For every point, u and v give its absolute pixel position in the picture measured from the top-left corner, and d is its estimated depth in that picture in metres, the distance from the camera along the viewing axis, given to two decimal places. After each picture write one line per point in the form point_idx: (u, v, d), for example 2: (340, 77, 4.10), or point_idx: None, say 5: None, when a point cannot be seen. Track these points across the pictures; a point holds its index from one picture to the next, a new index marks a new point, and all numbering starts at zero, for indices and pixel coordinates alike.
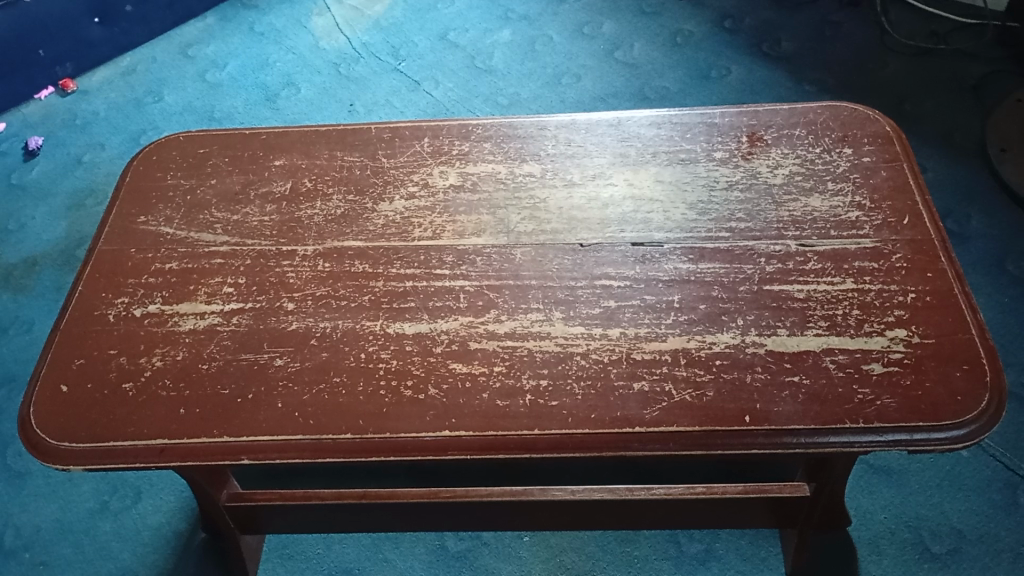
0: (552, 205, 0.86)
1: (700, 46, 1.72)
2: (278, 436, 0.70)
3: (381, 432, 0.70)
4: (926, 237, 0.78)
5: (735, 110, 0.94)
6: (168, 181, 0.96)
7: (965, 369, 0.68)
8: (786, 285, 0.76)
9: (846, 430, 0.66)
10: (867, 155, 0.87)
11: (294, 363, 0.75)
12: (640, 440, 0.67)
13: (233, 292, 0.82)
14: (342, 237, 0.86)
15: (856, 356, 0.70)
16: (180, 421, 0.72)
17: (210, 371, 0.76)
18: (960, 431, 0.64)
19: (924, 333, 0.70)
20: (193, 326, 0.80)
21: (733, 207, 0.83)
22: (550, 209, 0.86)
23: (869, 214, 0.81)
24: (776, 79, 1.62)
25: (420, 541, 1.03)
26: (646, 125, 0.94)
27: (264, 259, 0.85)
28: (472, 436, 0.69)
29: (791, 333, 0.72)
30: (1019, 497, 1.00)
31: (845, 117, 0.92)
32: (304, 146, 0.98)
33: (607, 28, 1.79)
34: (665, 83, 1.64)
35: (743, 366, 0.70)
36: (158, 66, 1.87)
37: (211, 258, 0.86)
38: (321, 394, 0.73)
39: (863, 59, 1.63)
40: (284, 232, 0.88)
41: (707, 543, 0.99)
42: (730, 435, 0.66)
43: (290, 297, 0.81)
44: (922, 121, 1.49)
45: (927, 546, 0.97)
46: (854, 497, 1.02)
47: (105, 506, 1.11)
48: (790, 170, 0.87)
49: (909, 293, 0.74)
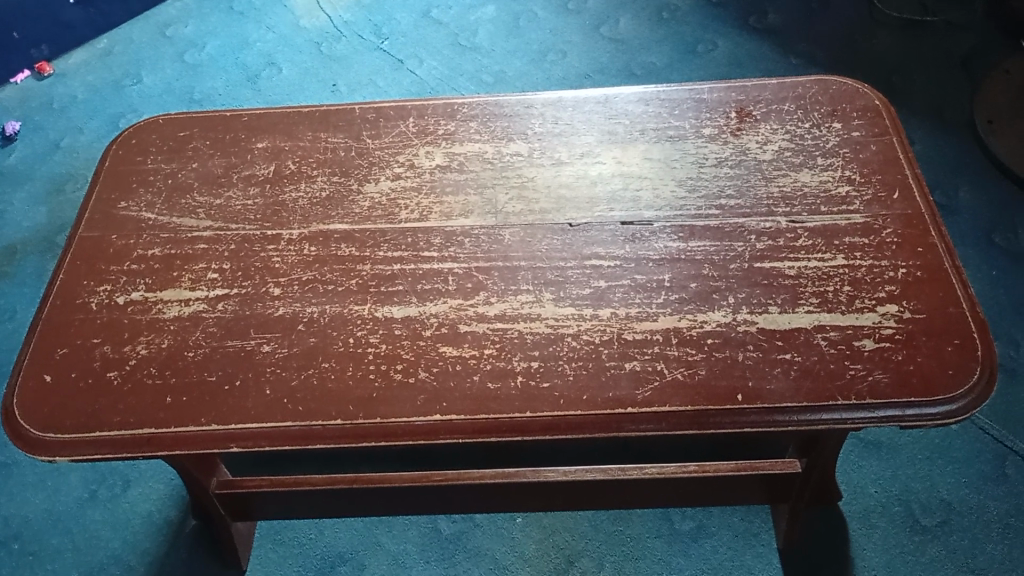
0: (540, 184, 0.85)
1: (686, 20, 1.70)
2: (267, 423, 0.70)
3: (372, 417, 0.69)
4: (917, 211, 0.78)
5: (723, 85, 0.93)
6: (149, 165, 0.94)
7: (956, 344, 0.68)
8: (777, 262, 0.75)
9: (838, 406, 0.66)
10: (857, 129, 0.87)
11: (281, 349, 0.74)
12: (633, 420, 0.67)
13: (217, 278, 0.81)
14: (327, 220, 0.85)
15: (847, 332, 0.69)
16: (167, 410, 0.71)
17: (197, 358, 0.75)
18: (951, 406, 0.65)
19: (916, 308, 0.70)
20: (178, 313, 0.78)
21: (723, 184, 0.83)
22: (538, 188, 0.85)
23: (859, 188, 0.81)
24: (763, 53, 1.60)
25: (413, 525, 1.03)
26: (634, 102, 0.93)
27: (249, 244, 0.84)
28: (464, 420, 0.68)
29: (782, 310, 0.71)
30: (1007, 468, 1.01)
31: (834, 91, 0.91)
32: (287, 127, 0.96)
33: (592, 3, 1.77)
34: (651, 59, 1.63)
35: (735, 344, 0.70)
36: (137, 47, 1.83)
37: (194, 243, 0.84)
38: (310, 380, 0.72)
39: (851, 32, 1.62)
40: (269, 216, 0.86)
41: (699, 519, 1.00)
42: (722, 414, 0.66)
43: (276, 282, 0.80)
44: (910, 94, 1.48)
45: (918, 519, 0.98)
46: (845, 471, 1.02)
47: (93, 496, 1.10)
48: (780, 145, 0.86)
49: (900, 268, 0.73)
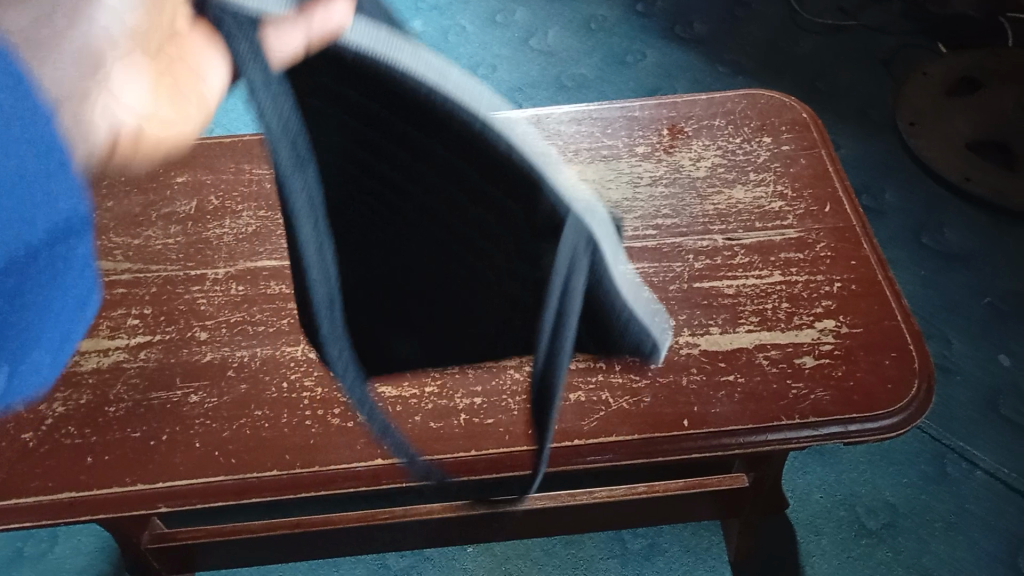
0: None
1: (615, 31, 1.71)
2: (197, 479, 0.66)
3: (310, 465, 0.66)
4: (848, 224, 0.79)
5: (654, 102, 0.93)
6: None
7: (894, 356, 0.68)
8: (715, 281, 0.75)
9: (782, 427, 0.65)
10: (786, 144, 0.87)
11: (210, 399, 0.71)
12: (580, 452, 0.65)
13: (139, 324, 0.77)
14: (255, 257, 0.81)
15: (788, 350, 0.69)
16: (89, 471, 0.67)
17: (118, 414, 0.70)
18: (893, 420, 0.65)
19: (853, 322, 0.71)
20: (96, 365, 0.74)
21: (659, 203, 0.82)
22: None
23: (792, 203, 0.81)
24: (691, 61, 1.62)
25: (361, 562, 1.00)
26: (567, 122, 0.92)
27: (171, 285, 0.80)
28: (407, 462, 0.66)
29: (723, 331, 0.71)
30: (947, 466, 1.04)
31: (763, 105, 0.92)
32: (207, 159, 0.92)
33: (520, 16, 1.76)
34: (582, 70, 1.63)
35: (679, 368, 0.69)
36: None
37: (112, 288, 0.80)
38: (242, 430, 0.69)
39: (775, 37, 1.65)
40: (192, 255, 0.82)
41: (651, 537, 1.00)
42: (668, 441, 0.65)
43: (202, 325, 0.76)
44: (834, 97, 1.52)
45: (863, 523, 0.99)
46: (791, 479, 1.03)
47: (18, 554, 1.04)
48: (712, 162, 0.86)
49: (835, 282, 0.74)
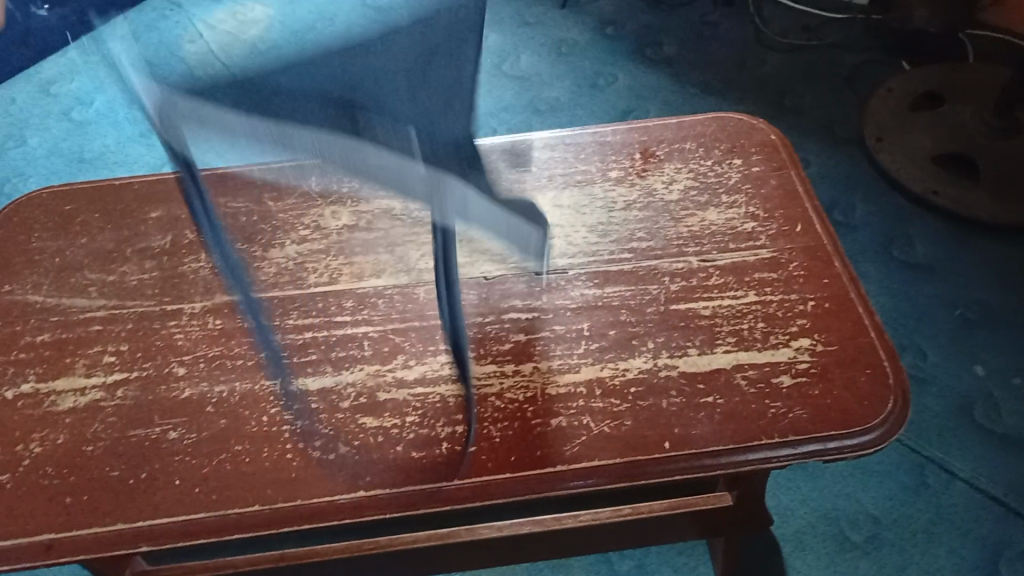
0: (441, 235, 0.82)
1: (586, 54, 1.73)
2: (178, 517, 0.65)
3: (291, 500, 0.66)
4: (819, 243, 0.80)
5: (625, 127, 0.95)
6: (34, 244, 0.88)
7: (868, 373, 0.69)
8: (691, 303, 0.76)
9: (762, 446, 0.66)
10: (756, 165, 0.89)
11: (190, 435, 0.70)
12: (563, 478, 0.66)
13: (116, 362, 0.76)
14: (232, 291, 0.81)
15: (765, 369, 0.70)
16: (67, 512, 0.66)
17: (96, 452, 0.69)
18: (870, 435, 0.66)
19: (828, 339, 0.72)
20: (73, 404, 0.73)
21: (634, 226, 0.83)
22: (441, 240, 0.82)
23: (764, 223, 0.82)
24: (662, 83, 1.65)
25: None
26: (540, 148, 0.93)
27: (148, 321, 0.79)
28: (389, 494, 0.65)
29: (701, 352, 0.72)
30: (926, 477, 1.05)
31: (732, 127, 0.94)
32: (182, 193, 0.92)
33: (492, 41, 1.78)
34: (555, 93, 1.65)
35: (658, 391, 0.70)
36: (18, 107, 1.73)
37: (87, 326, 0.79)
38: (223, 465, 0.68)
39: (744, 57, 1.68)
40: (168, 290, 0.82)
41: (638, 559, 1.00)
42: (650, 464, 0.66)
43: (180, 361, 0.75)
44: (802, 115, 1.55)
45: (847, 537, 1.00)
46: (774, 496, 1.04)
47: None
48: (685, 184, 0.87)
49: (809, 300, 0.75)
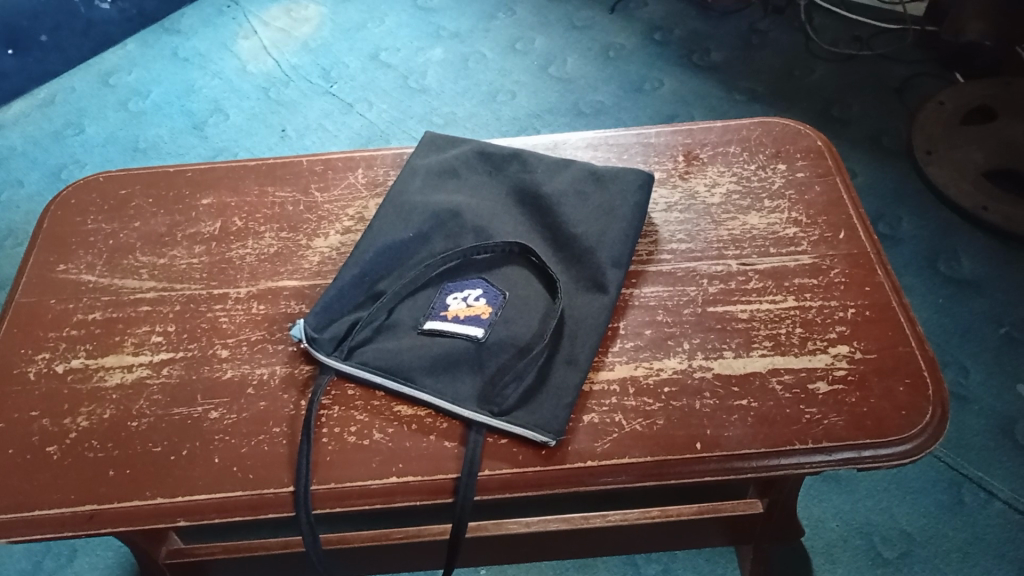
0: (478, 228, 0.80)
1: (633, 58, 1.73)
2: (216, 494, 0.67)
3: (324, 483, 0.67)
4: (862, 250, 0.79)
5: (670, 129, 0.95)
6: (89, 225, 0.91)
7: (907, 383, 0.68)
8: (730, 305, 0.76)
9: (795, 451, 0.65)
10: (801, 171, 0.88)
11: (230, 416, 0.72)
12: (594, 474, 0.66)
13: (162, 342, 0.78)
14: (276, 277, 0.83)
15: (801, 375, 0.70)
16: (111, 484, 0.68)
17: (140, 428, 0.71)
18: (906, 446, 0.65)
19: (867, 348, 0.71)
20: (120, 380, 0.75)
21: (674, 228, 0.83)
22: (478, 231, 0.80)
23: (806, 229, 0.82)
24: (708, 89, 1.64)
25: None
26: (583, 147, 0.93)
27: (194, 304, 0.81)
28: (420, 481, 0.66)
29: (737, 355, 0.72)
30: (963, 496, 1.03)
31: (777, 133, 0.93)
32: (232, 182, 0.94)
33: (539, 44, 1.79)
34: (599, 97, 1.65)
35: (692, 392, 0.70)
36: (78, 96, 1.79)
37: (137, 306, 0.82)
38: (261, 446, 0.70)
39: (793, 64, 1.67)
40: (215, 275, 0.84)
41: (665, 563, 0.99)
42: (681, 463, 0.66)
43: (223, 343, 0.78)
44: (850, 125, 1.53)
45: (880, 551, 0.98)
46: (806, 506, 1.03)
47: (38, 567, 1.05)
48: (727, 188, 0.87)
49: (849, 308, 0.74)
